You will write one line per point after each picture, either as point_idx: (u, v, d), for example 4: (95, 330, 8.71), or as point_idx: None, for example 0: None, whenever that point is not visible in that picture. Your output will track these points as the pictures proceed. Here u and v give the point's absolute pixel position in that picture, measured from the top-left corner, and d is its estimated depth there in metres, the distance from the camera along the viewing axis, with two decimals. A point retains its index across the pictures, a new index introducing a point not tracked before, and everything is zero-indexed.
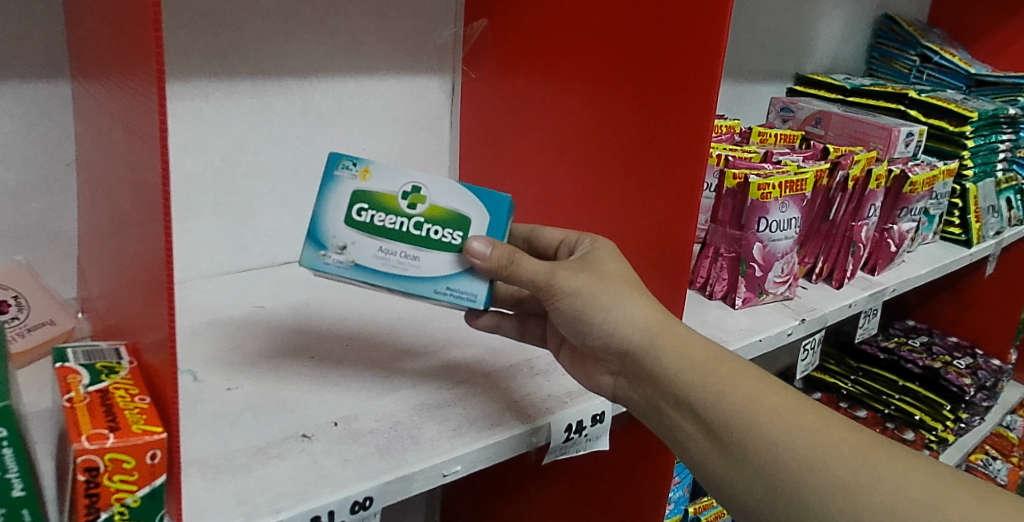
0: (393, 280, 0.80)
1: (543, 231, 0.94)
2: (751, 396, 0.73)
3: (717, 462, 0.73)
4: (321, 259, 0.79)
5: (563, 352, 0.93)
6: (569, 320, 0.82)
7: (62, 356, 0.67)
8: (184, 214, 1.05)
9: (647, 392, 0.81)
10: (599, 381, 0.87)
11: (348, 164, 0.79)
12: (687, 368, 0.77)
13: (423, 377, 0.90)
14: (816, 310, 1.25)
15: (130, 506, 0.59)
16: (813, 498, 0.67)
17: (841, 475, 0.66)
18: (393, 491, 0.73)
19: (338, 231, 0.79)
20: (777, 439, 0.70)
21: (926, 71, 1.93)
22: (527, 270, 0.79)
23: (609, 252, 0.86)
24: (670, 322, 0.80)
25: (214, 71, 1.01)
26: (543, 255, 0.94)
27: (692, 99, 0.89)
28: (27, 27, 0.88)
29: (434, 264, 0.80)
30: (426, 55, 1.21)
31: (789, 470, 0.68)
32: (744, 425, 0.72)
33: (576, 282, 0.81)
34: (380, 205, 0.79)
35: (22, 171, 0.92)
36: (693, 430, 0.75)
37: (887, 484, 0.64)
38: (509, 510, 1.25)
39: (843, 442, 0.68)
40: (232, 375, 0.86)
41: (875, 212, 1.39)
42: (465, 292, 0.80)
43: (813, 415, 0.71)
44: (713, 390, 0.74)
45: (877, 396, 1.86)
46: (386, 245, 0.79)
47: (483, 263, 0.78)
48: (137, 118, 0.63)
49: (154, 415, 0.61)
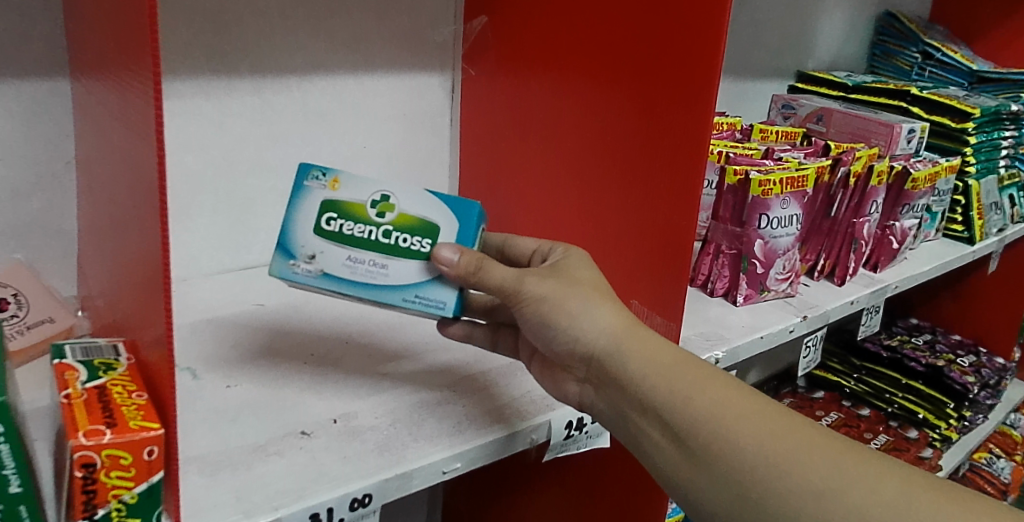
0: (361, 289, 0.79)
1: (515, 240, 0.94)
2: (717, 402, 0.72)
3: (684, 469, 0.72)
4: (291, 268, 0.79)
5: (533, 363, 0.90)
6: (536, 326, 0.80)
7: (60, 352, 0.67)
8: (184, 212, 1.05)
9: (613, 398, 0.79)
10: (565, 389, 0.84)
11: (317, 173, 0.79)
12: (655, 373, 0.76)
13: (418, 376, 0.90)
14: (817, 306, 1.25)
15: (127, 503, 0.59)
16: (780, 503, 0.66)
17: (812, 477, 0.66)
18: (393, 488, 0.73)
19: (307, 240, 0.79)
20: (743, 444, 0.69)
21: (929, 68, 1.91)
22: (495, 277, 0.78)
23: (580, 260, 0.86)
24: (636, 328, 0.79)
25: (214, 69, 1.01)
26: (515, 264, 0.93)
27: (695, 103, 0.89)
28: (26, 24, 0.87)
29: (403, 272, 0.80)
30: (425, 52, 1.21)
31: (756, 475, 0.68)
32: (710, 432, 0.71)
33: (544, 289, 0.79)
34: (349, 214, 0.78)
35: (22, 169, 0.92)
36: (660, 436, 0.74)
37: (860, 487, 0.64)
38: (511, 508, 1.24)
39: (815, 445, 0.68)
40: (231, 373, 0.86)
41: (877, 208, 1.38)
42: (435, 300, 0.80)
43: (779, 419, 0.70)
44: (679, 397, 0.74)
45: (880, 395, 1.85)
46: (355, 254, 0.79)
47: (450, 269, 0.78)
48: (135, 114, 0.63)
49: (151, 411, 0.61)
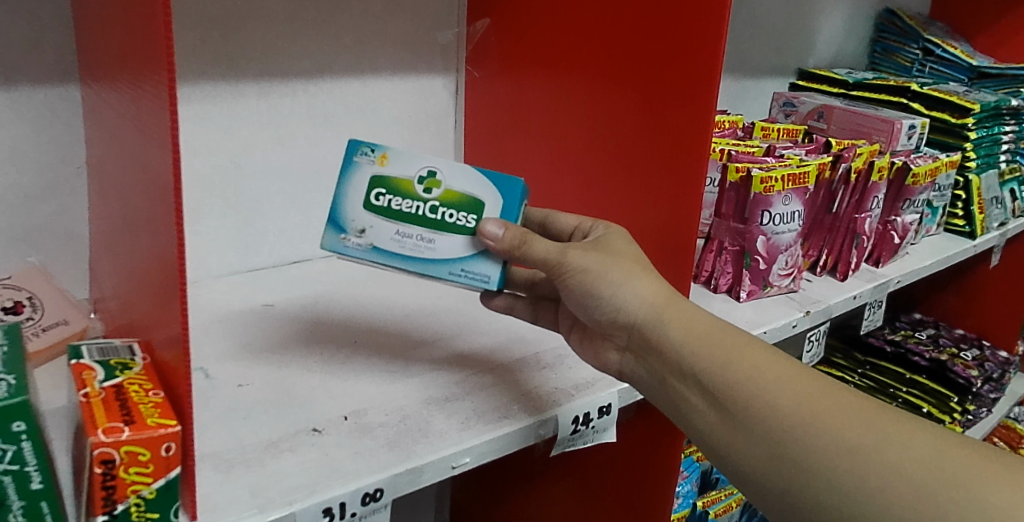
0: (408, 262, 0.81)
1: (557, 215, 0.95)
2: (755, 366, 0.73)
3: (722, 432, 0.73)
4: (342, 242, 0.81)
5: (573, 334, 0.94)
6: (579, 297, 0.82)
7: (77, 352, 0.68)
8: (193, 215, 1.06)
9: (652, 364, 0.81)
10: (606, 358, 0.87)
11: (367, 150, 0.81)
12: (693, 339, 0.77)
13: (433, 369, 0.92)
14: (820, 302, 1.26)
15: (146, 498, 0.61)
16: (818, 460, 0.67)
17: (847, 436, 0.66)
18: (403, 482, 0.74)
19: (357, 215, 0.81)
20: (780, 403, 0.70)
21: (929, 64, 1.92)
22: (539, 250, 0.80)
23: (621, 236, 0.88)
24: (675, 298, 0.81)
25: (222, 74, 1.03)
26: (556, 239, 0.94)
27: (698, 94, 0.90)
28: (36, 33, 0.89)
29: (449, 246, 0.81)
30: (430, 54, 1.22)
31: (791, 433, 0.69)
32: (750, 393, 0.72)
33: (586, 261, 0.81)
34: (397, 190, 0.80)
35: (35, 174, 0.94)
36: (698, 400, 0.75)
37: (895, 444, 0.65)
38: (520, 502, 1.26)
39: (849, 405, 0.69)
40: (243, 372, 0.87)
41: (878, 204, 1.40)
42: (479, 274, 0.82)
43: (816, 383, 0.71)
44: (719, 361, 0.75)
45: (884, 389, 1.84)
46: (403, 229, 0.81)
47: (496, 244, 0.79)
48: (147, 117, 0.64)
49: (168, 408, 0.63)
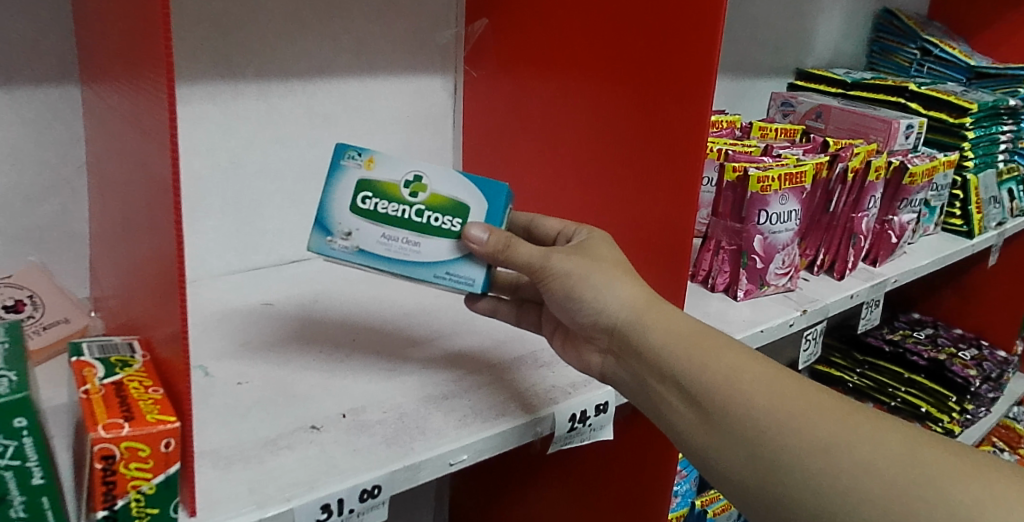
0: (394, 265, 0.82)
1: (541, 220, 0.95)
2: (734, 367, 0.74)
3: (700, 432, 0.74)
4: (328, 244, 0.82)
5: (555, 336, 0.95)
6: (561, 299, 0.83)
7: (77, 350, 0.69)
8: (193, 215, 1.07)
9: (633, 365, 0.81)
10: (588, 359, 0.88)
11: (354, 154, 0.81)
12: (673, 341, 0.78)
13: (427, 368, 0.92)
14: (817, 301, 1.26)
15: (145, 493, 0.61)
16: (793, 459, 0.67)
17: (823, 435, 0.67)
18: (401, 479, 0.75)
19: (343, 218, 0.81)
20: (756, 403, 0.71)
21: (927, 64, 1.92)
22: (523, 254, 0.81)
23: (604, 240, 0.89)
24: (656, 301, 0.82)
25: (222, 74, 1.04)
26: (541, 244, 0.95)
27: (691, 97, 0.91)
28: (36, 33, 0.90)
29: (434, 249, 0.82)
30: (428, 54, 1.23)
31: (768, 434, 0.69)
32: (727, 395, 0.72)
33: (569, 264, 0.82)
34: (383, 193, 0.81)
35: (35, 174, 0.95)
36: (677, 401, 0.76)
37: (866, 443, 0.65)
38: (518, 500, 1.26)
39: (823, 405, 0.69)
40: (242, 370, 0.88)
41: (875, 203, 1.40)
42: (464, 277, 0.83)
43: (790, 383, 0.72)
44: (697, 362, 0.75)
45: (882, 389, 1.86)
46: (389, 232, 0.81)
47: (480, 248, 0.80)
48: (145, 117, 0.65)
49: (167, 405, 0.63)
